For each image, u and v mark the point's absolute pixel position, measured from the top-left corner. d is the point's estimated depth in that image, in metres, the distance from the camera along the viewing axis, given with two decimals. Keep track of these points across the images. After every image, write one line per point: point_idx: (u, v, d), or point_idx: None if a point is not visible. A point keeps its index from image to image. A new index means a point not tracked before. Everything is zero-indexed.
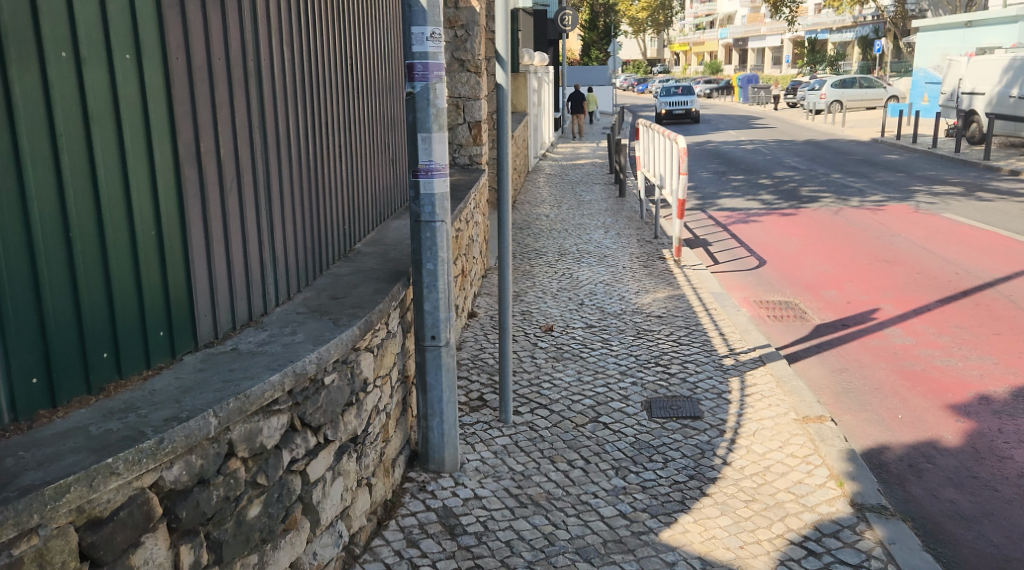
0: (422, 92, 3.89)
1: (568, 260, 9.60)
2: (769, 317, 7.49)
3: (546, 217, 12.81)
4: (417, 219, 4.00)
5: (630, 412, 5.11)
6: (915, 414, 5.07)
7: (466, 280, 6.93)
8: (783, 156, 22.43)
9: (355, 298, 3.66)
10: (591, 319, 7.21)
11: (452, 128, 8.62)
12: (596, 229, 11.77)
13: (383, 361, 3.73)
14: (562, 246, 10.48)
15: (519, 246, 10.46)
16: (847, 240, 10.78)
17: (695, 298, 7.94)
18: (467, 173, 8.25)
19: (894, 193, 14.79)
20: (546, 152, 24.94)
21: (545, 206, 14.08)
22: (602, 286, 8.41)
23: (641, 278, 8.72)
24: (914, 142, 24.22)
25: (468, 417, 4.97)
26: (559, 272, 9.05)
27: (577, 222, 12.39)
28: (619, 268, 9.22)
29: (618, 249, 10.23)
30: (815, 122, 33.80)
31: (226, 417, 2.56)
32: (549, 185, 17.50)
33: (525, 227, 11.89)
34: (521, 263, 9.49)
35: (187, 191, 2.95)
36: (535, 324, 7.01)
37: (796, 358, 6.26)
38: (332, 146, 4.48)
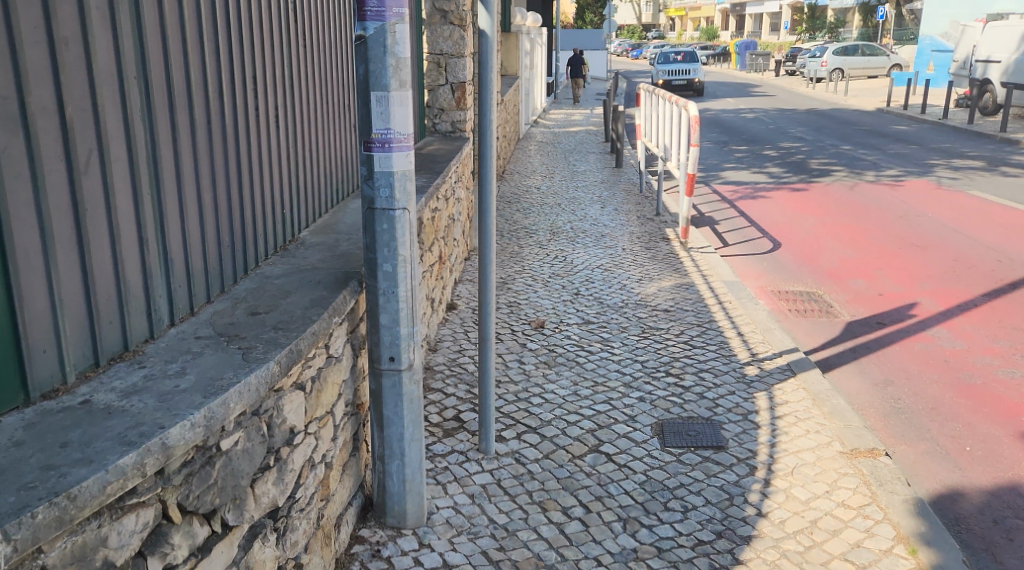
0: (376, 35, 2.90)
1: (561, 241, 8.65)
2: (792, 313, 6.62)
3: (538, 190, 11.81)
4: (371, 205, 3.04)
5: (638, 440, 4.20)
6: (987, 446, 4.24)
7: (444, 268, 5.98)
8: (787, 125, 21.43)
9: (282, 314, 2.68)
10: (589, 314, 6.27)
11: (432, 89, 7.58)
12: (591, 203, 10.82)
13: (321, 399, 2.73)
14: (554, 222, 9.52)
15: (507, 223, 9.49)
16: (868, 219, 9.90)
17: (706, 289, 7.02)
18: (448, 142, 7.27)
19: (912, 167, 13.90)
20: (538, 118, 23.82)
21: (536, 177, 13.11)
22: (599, 273, 7.46)
23: (643, 264, 7.78)
24: (923, 112, 23.29)
25: (440, 446, 4.05)
26: (551, 255, 8.09)
27: (571, 195, 11.42)
28: (618, 251, 8.28)
29: (616, 229, 9.28)
30: (817, 90, 32.76)
31: (31, 536, 1.59)
32: (541, 154, 16.50)
33: (514, 200, 10.92)
34: (508, 243, 8.53)
35: (5, 168, 1.92)
36: (524, 320, 6.07)
37: (830, 364, 5.40)
38: (269, 108, 3.46)
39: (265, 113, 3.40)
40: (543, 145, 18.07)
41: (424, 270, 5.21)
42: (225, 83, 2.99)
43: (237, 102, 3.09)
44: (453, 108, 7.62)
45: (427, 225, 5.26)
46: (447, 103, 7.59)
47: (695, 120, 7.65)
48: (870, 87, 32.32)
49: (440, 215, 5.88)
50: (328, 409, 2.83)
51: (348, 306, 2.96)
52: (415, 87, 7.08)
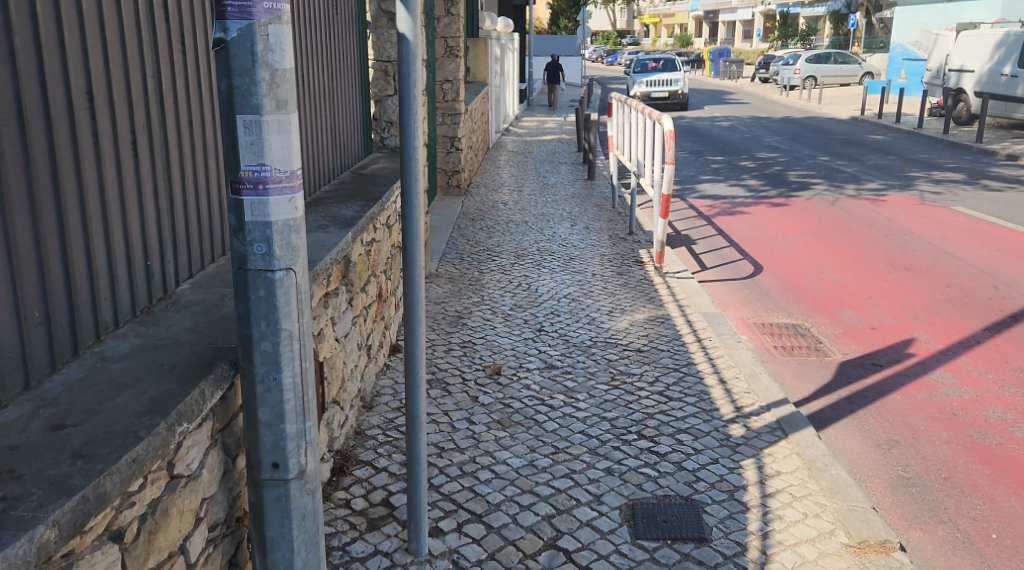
0: (243, 39, 2.14)
1: (526, 265, 7.93)
2: (777, 351, 5.93)
3: (504, 206, 11.11)
4: (243, 266, 2.29)
5: (604, 529, 3.48)
6: (1017, 530, 3.55)
7: (386, 306, 5.23)
8: (763, 135, 20.82)
9: (97, 427, 1.96)
10: (551, 356, 5.53)
11: (379, 101, 6.85)
12: (560, 221, 10.12)
13: (155, 542, 1.99)
14: (520, 243, 8.83)
15: (470, 244, 8.77)
16: (852, 237, 9.26)
17: (684, 323, 6.30)
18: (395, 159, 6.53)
19: (892, 180, 13.32)
20: (509, 126, 23.08)
21: (503, 190, 12.40)
22: (566, 303, 6.74)
23: (614, 293, 7.06)
24: (898, 120, 22.81)
25: (360, 545, 3.31)
26: (515, 281, 7.36)
27: (542, 211, 10.74)
28: (588, 276, 7.58)
29: (586, 250, 8.60)
30: (790, 98, 32.33)
31: None
32: (510, 164, 15.79)
33: (478, 218, 10.21)
34: (468, 268, 7.79)
35: None
36: (479, 365, 5.32)
37: (824, 418, 4.70)
38: (125, 134, 2.68)
39: (116, 140, 2.62)
40: (512, 156, 17.32)
41: (359, 313, 4.46)
42: (35, 104, 2.22)
43: (59, 126, 2.32)
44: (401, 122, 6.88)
45: (362, 260, 4.49)
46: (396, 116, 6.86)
47: (670, 136, 6.95)
48: (844, 95, 31.86)
49: (382, 247, 5.12)
50: (174, 549, 2.10)
51: (209, 404, 2.22)
52: (359, 99, 6.35)
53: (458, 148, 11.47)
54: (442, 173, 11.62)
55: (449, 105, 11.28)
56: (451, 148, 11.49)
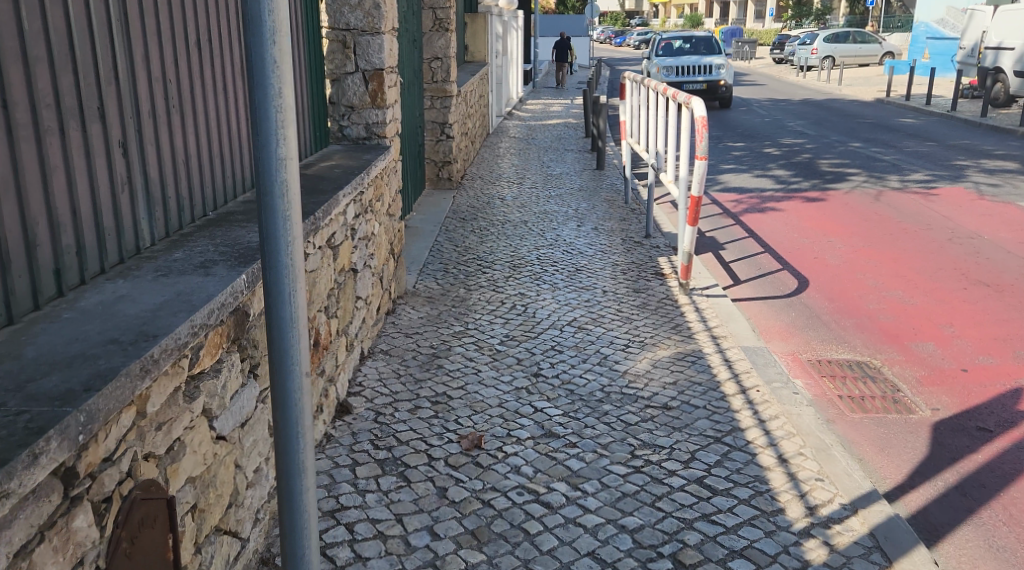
0: None
1: (523, 279, 6.58)
2: (846, 405, 4.57)
3: (501, 201, 9.75)
4: None
5: None
6: None
7: (322, 359, 3.87)
8: (786, 119, 19.25)
9: None
10: (550, 418, 4.18)
11: (337, 80, 5.45)
12: (566, 220, 8.77)
13: None
14: (517, 249, 7.49)
15: (457, 251, 7.40)
16: (910, 240, 7.89)
17: (723, 366, 4.90)
18: (355, 155, 5.17)
19: (940, 170, 11.90)
20: (512, 110, 21.51)
21: (502, 183, 11.06)
22: (571, 333, 5.37)
23: (630, 320, 5.70)
24: (928, 102, 21.31)
25: None
26: (509, 302, 6.00)
27: (545, 207, 9.41)
28: (599, 294, 6.23)
29: (595, 259, 7.25)
30: (808, 80, 30.79)
31: None
32: (512, 152, 14.45)
33: (471, 216, 8.86)
34: (452, 285, 6.42)
35: None
36: (452, 434, 3.97)
37: (935, 523, 3.36)
38: None
39: None
40: (513, 143, 15.81)
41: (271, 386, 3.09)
42: None
43: None
44: (364, 106, 5.46)
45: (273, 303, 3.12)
46: (359, 101, 5.45)
47: (702, 124, 5.46)
48: (864, 76, 30.25)
49: (318, 279, 3.76)
50: None
51: None
52: (303, 74, 4.97)
53: (449, 135, 10.07)
54: (431, 165, 10.25)
55: (439, 87, 9.88)
56: (442, 135, 10.09)
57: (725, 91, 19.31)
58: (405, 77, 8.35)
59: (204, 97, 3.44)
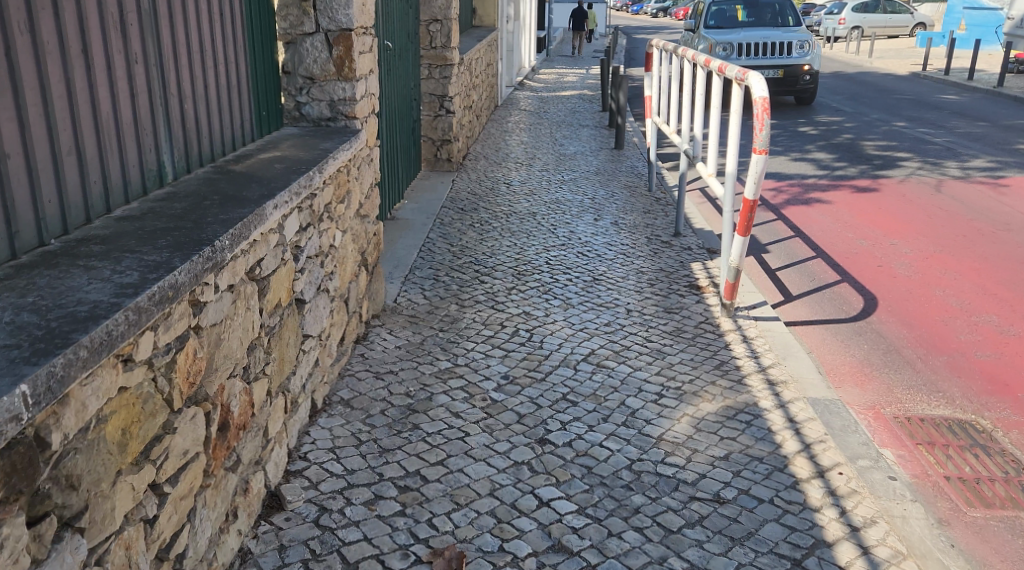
0: None
1: (528, 293, 5.41)
2: (960, 491, 3.40)
3: (507, 188, 8.56)
4: None
5: None
6: None
7: (237, 444, 2.70)
8: (819, 94, 17.76)
9: None
10: (561, 520, 3.02)
11: (292, 43, 4.25)
12: (581, 213, 7.59)
13: None
14: (522, 251, 6.33)
15: (451, 253, 6.24)
16: (990, 245, 6.68)
17: (788, 431, 3.72)
18: (314, 141, 3.98)
19: (1002, 155, 10.62)
20: (524, 80, 20.13)
21: (511, 164, 9.87)
22: (587, 376, 4.21)
23: (663, 356, 4.51)
24: (970, 78, 19.90)
25: None
26: (509, 328, 4.84)
27: (558, 196, 8.23)
28: (623, 315, 5.06)
29: (615, 266, 6.08)
30: (836, 51, 29.26)
31: None
32: (522, 127, 13.20)
33: (472, 206, 7.70)
34: (442, 300, 5.27)
35: None
36: (420, 548, 2.82)
37: None
38: None
39: None
40: (523, 117, 14.49)
41: (117, 534, 1.93)
42: None
43: None
44: (327, 78, 4.28)
45: (124, 400, 1.92)
46: (320, 71, 4.26)
47: (765, 105, 4.21)
48: (896, 49, 28.55)
49: (227, 335, 2.56)
50: None
51: None
52: (240, 34, 3.76)
53: (449, 110, 8.84)
54: (429, 143, 9.02)
55: (437, 53, 8.68)
56: (440, 110, 8.86)
57: (810, 78, 13.74)
58: (392, 45, 7.17)
59: (40, 65, 2.26)
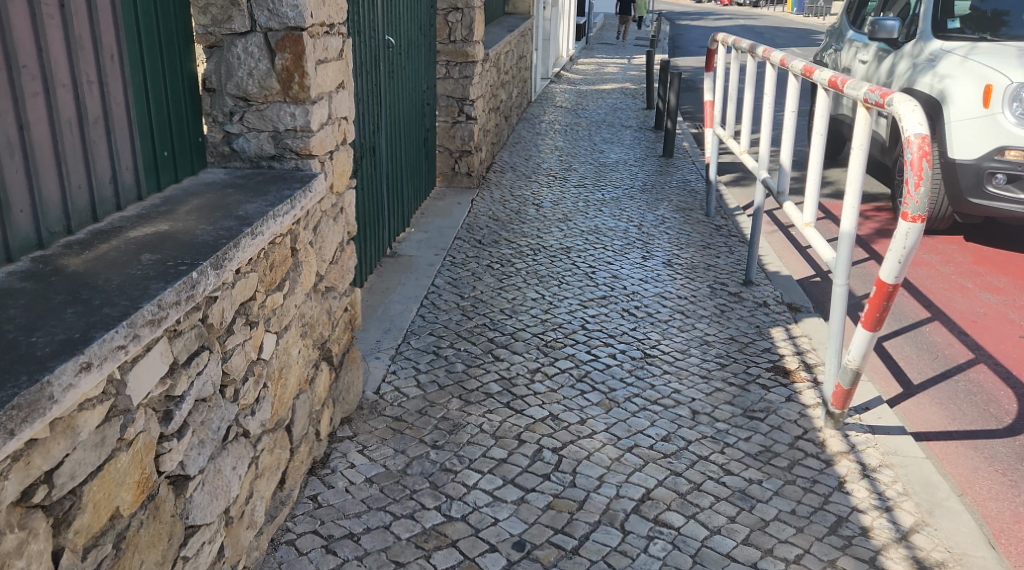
0: None
1: (556, 380, 4.05)
2: None
3: (536, 212, 7.20)
4: None
5: None
6: None
7: None
8: None
9: None
10: None
11: (216, 48, 2.89)
12: (624, 251, 6.22)
13: None
14: (549, 310, 4.97)
15: (461, 311, 4.90)
16: None
17: None
18: (234, 198, 2.62)
19: None
20: (560, 71, 18.61)
21: (542, 178, 8.50)
22: (645, 548, 2.85)
23: (751, 506, 3.11)
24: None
25: None
26: (528, 444, 3.48)
27: (594, 227, 6.84)
28: (685, 425, 3.68)
29: (670, 334, 4.71)
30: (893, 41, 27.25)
31: None
32: (557, 129, 11.79)
33: (493, 238, 6.34)
34: (442, 391, 3.92)
35: None
36: None
37: None
38: None
39: None
40: (558, 115, 13.04)
41: None
42: None
43: None
44: (269, 98, 2.92)
45: None
46: (258, 88, 2.90)
47: (923, 150, 2.84)
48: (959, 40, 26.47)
49: None
50: None
51: None
52: (119, 34, 2.39)
53: (470, 116, 7.47)
54: (445, 154, 7.66)
55: (458, 49, 7.30)
56: (459, 115, 7.49)
57: None
58: (395, 40, 5.79)
59: None
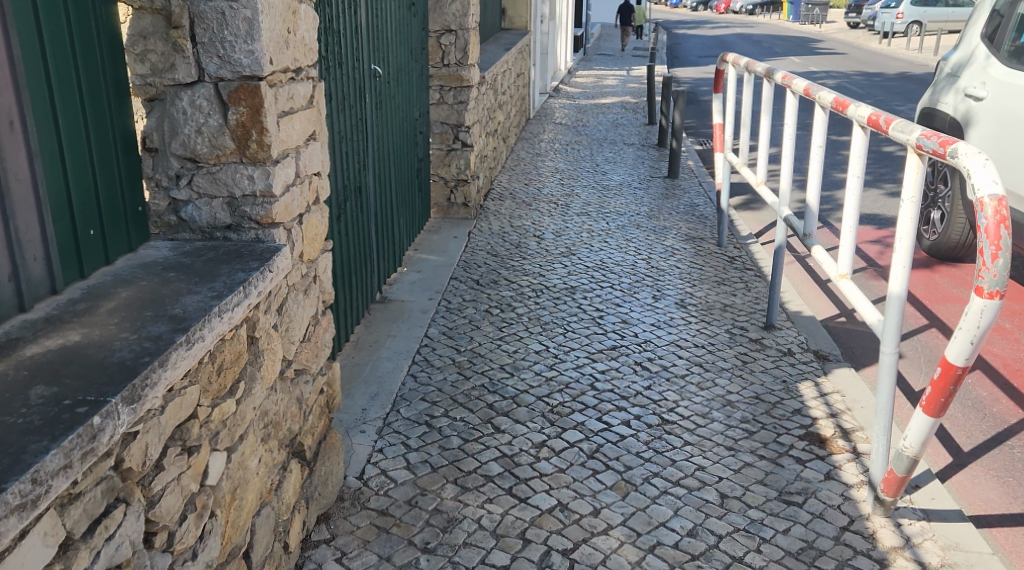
0: None
1: (565, 458, 3.59)
2: None
3: (537, 244, 6.74)
4: None
5: None
6: None
7: None
8: (889, 99, 15.64)
9: None
10: None
11: (158, 102, 2.43)
12: (633, 290, 5.75)
13: None
14: (554, 366, 4.49)
15: (456, 369, 4.43)
16: None
17: None
18: (177, 287, 2.16)
19: None
20: (558, 84, 18.19)
21: (543, 205, 8.04)
22: None
23: None
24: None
25: None
26: (534, 545, 3.02)
27: (601, 262, 6.37)
28: (714, 514, 3.23)
29: (689, 393, 4.25)
30: (894, 48, 26.85)
31: None
32: (557, 148, 11.35)
33: (491, 277, 5.87)
34: (434, 474, 3.46)
35: None
36: None
37: None
38: None
39: None
40: (558, 133, 12.60)
41: None
42: None
43: None
44: (222, 159, 2.46)
45: None
46: (209, 148, 2.45)
47: (998, 216, 2.38)
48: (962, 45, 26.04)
49: None
50: None
51: None
52: (20, 96, 1.94)
53: (466, 143, 7.01)
54: (440, 183, 7.19)
55: (451, 73, 6.84)
56: (455, 142, 7.04)
57: None
58: (382, 69, 5.32)
59: None
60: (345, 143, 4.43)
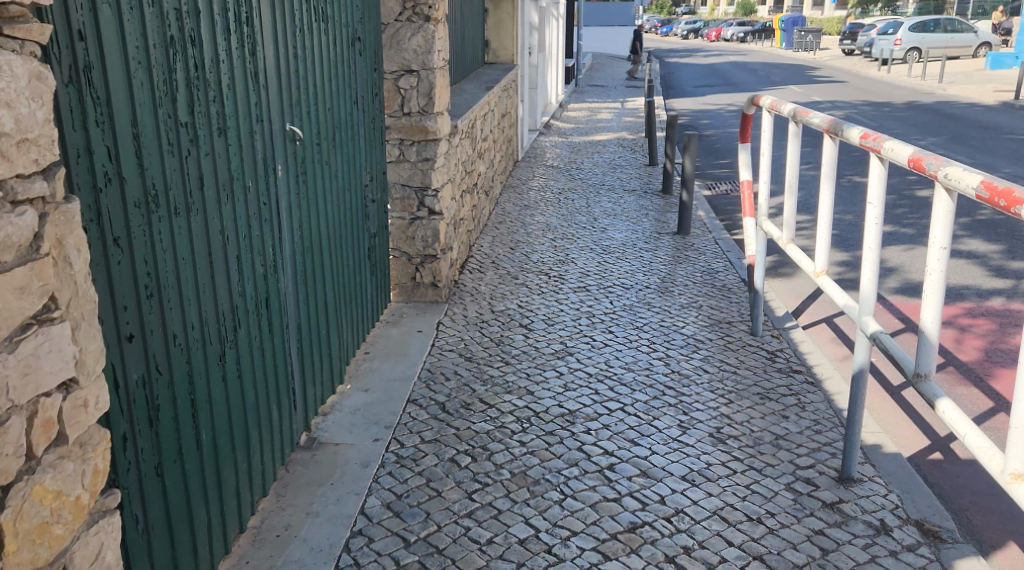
0: None
1: None
2: None
3: (524, 340, 5.28)
4: None
5: None
6: None
7: None
8: (908, 132, 14.37)
9: None
10: None
11: None
12: (651, 415, 4.28)
13: None
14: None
15: None
16: None
17: None
18: None
19: None
20: (548, 121, 16.82)
21: (532, 278, 6.60)
22: None
23: None
24: None
25: None
26: None
27: (606, 367, 4.90)
28: None
29: None
30: (897, 75, 25.72)
31: None
32: (549, 198, 9.95)
33: (462, 397, 4.40)
34: None
35: None
36: None
37: None
38: None
39: None
40: (549, 179, 11.20)
41: None
42: None
43: None
44: None
45: None
46: None
47: None
48: (968, 71, 24.92)
49: None
50: None
51: None
52: None
53: (433, 210, 5.59)
54: (402, 260, 5.76)
55: (414, 123, 5.44)
56: (419, 210, 5.62)
57: None
58: (306, 127, 3.90)
59: None
60: (228, 241, 2.99)
